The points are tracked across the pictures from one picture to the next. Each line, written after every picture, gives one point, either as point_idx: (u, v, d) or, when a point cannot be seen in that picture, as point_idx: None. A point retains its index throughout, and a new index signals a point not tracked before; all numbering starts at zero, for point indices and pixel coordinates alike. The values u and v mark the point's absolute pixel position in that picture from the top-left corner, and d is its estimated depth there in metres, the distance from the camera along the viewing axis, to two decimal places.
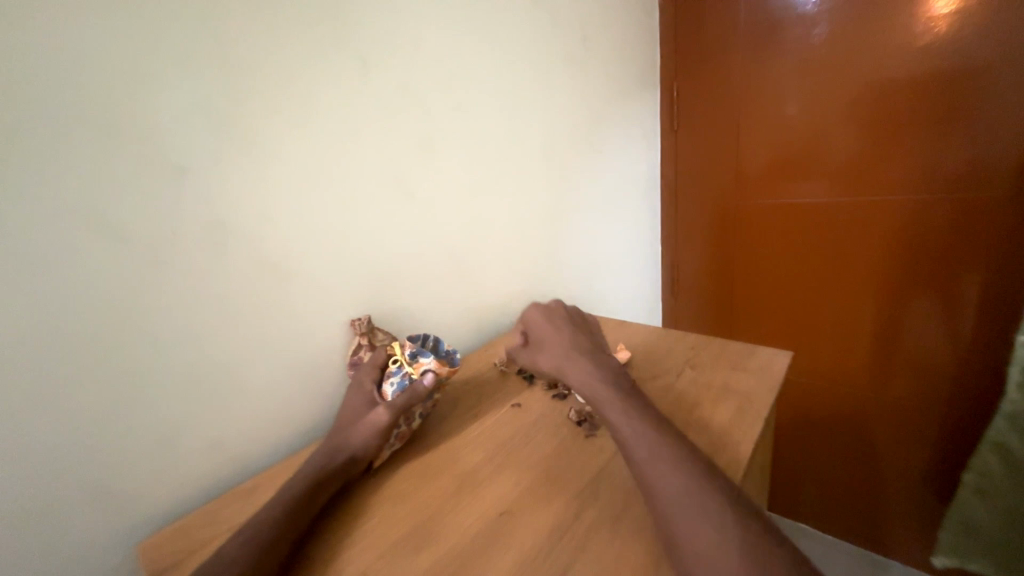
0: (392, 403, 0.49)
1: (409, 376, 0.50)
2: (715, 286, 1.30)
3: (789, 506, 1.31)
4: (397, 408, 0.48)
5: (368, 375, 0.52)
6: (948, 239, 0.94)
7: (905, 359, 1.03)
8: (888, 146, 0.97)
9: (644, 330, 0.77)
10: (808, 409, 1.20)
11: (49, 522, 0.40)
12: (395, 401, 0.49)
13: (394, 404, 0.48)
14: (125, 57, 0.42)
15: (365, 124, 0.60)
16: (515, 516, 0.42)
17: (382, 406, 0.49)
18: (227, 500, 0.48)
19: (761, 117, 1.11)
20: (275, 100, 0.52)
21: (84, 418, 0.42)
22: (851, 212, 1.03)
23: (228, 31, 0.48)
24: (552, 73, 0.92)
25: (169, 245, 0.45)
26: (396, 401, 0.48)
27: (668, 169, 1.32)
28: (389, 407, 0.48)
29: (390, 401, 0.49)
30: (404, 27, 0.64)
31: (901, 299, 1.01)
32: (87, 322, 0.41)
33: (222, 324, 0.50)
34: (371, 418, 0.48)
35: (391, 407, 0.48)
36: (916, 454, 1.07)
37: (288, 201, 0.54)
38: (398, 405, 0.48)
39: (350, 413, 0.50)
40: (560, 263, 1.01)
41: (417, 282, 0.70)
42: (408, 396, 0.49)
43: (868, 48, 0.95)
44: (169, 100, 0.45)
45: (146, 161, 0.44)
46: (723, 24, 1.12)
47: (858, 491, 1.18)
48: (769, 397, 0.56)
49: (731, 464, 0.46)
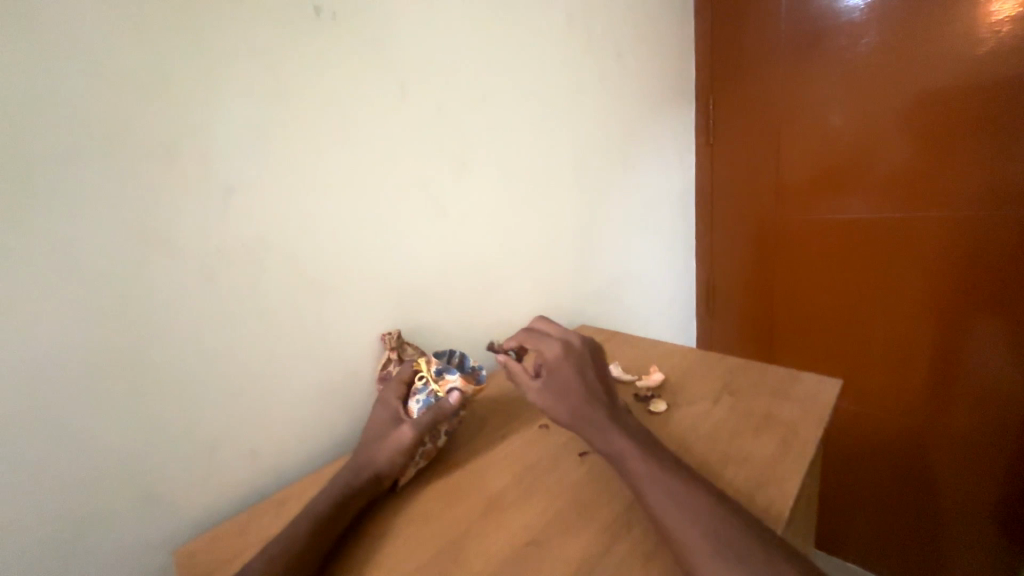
0: (416, 420, 0.49)
1: (435, 394, 0.50)
2: (752, 304, 1.25)
3: (837, 543, 1.22)
4: (423, 426, 0.48)
5: (394, 392, 0.53)
6: (1016, 258, 0.86)
7: (967, 388, 0.95)
8: (944, 159, 0.90)
9: (679, 352, 0.75)
10: (857, 438, 1.12)
11: (94, 523, 0.42)
12: (421, 418, 0.49)
13: (420, 422, 0.48)
14: (183, 84, 0.45)
15: (401, 142, 0.62)
16: (542, 546, 0.41)
17: (408, 423, 0.49)
18: (258, 511, 0.49)
19: (803, 130, 1.07)
20: (318, 122, 0.54)
21: (131, 425, 0.44)
22: (903, 228, 0.97)
23: (277, 58, 0.50)
24: (586, 89, 0.92)
25: (213, 261, 0.48)
26: (421, 419, 0.48)
27: (703, 183, 1.29)
28: (414, 424, 0.48)
29: (415, 418, 0.49)
30: (441, 49, 0.65)
31: (961, 321, 0.93)
32: (140, 332, 0.44)
33: (259, 338, 0.52)
34: (396, 436, 0.48)
35: (416, 424, 0.48)
36: (983, 494, 0.97)
37: (325, 217, 0.55)
38: (423, 423, 0.48)
39: (377, 428, 0.51)
40: (592, 279, 1.00)
41: (448, 298, 0.70)
42: (433, 413, 0.49)
43: (922, 56, 0.90)
44: (223, 124, 0.47)
45: (197, 181, 0.46)
46: (764, 35, 1.09)
47: (915, 531, 1.08)
48: (816, 429, 0.52)
49: (775, 502, 0.42)
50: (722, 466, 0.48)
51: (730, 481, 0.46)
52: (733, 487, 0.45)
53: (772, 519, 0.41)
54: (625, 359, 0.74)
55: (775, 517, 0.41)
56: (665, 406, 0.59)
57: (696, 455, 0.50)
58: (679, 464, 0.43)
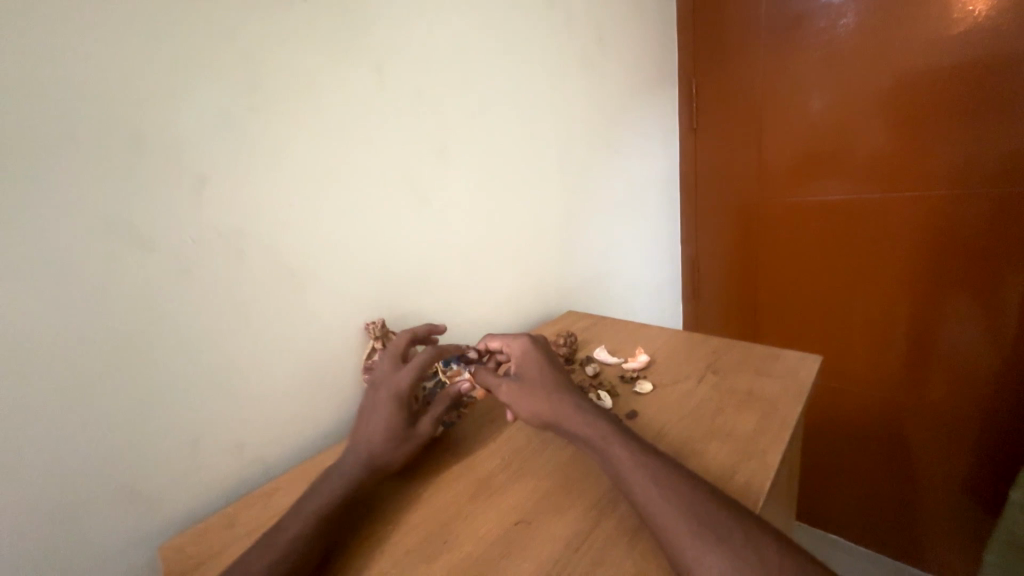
0: (433, 414, 0.51)
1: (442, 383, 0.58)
2: (737, 287, 1.27)
3: (819, 515, 1.26)
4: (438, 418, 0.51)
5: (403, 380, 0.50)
6: (989, 236, 0.89)
7: (942, 363, 0.98)
8: (920, 140, 0.92)
9: (663, 333, 0.76)
10: (837, 414, 1.15)
11: (75, 522, 0.41)
12: (436, 409, 0.51)
13: (436, 415, 0.51)
14: (149, 67, 0.42)
15: (380, 127, 0.61)
16: (531, 524, 0.42)
17: (426, 418, 0.50)
18: (245, 504, 0.48)
19: (785, 112, 1.08)
20: (293, 108, 0.52)
21: (108, 421, 0.43)
22: (882, 208, 0.99)
23: (247, 39, 0.48)
24: (567, 73, 0.91)
25: (189, 251, 0.46)
26: (438, 411, 0.51)
27: (687, 167, 1.29)
28: (432, 419, 0.50)
29: (432, 411, 0.51)
30: (418, 32, 0.64)
31: (935, 300, 0.96)
32: (115, 328, 0.42)
33: (238, 330, 0.51)
34: (416, 429, 0.49)
35: (434, 418, 0.51)
36: (957, 464, 1.01)
37: (303, 205, 0.54)
38: (439, 415, 0.51)
39: (392, 420, 0.48)
40: (577, 265, 1.00)
41: (432, 286, 0.70)
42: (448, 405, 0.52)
43: (899, 37, 0.91)
44: (192, 109, 0.45)
45: (166, 168, 0.44)
46: (748, 16, 1.08)
47: (893, 501, 1.12)
48: (797, 404, 0.53)
49: (757, 474, 0.44)
50: (706, 443, 0.49)
51: (714, 456, 0.47)
52: (717, 463, 0.46)
53: (754, 491, 0.42)
54: (611, 342, 0.75)
55: (756, 489, 0.42)
56: (650, 385, 0.61)
57: (680, 433, 0.51)
58: (662, 452, 0.43)
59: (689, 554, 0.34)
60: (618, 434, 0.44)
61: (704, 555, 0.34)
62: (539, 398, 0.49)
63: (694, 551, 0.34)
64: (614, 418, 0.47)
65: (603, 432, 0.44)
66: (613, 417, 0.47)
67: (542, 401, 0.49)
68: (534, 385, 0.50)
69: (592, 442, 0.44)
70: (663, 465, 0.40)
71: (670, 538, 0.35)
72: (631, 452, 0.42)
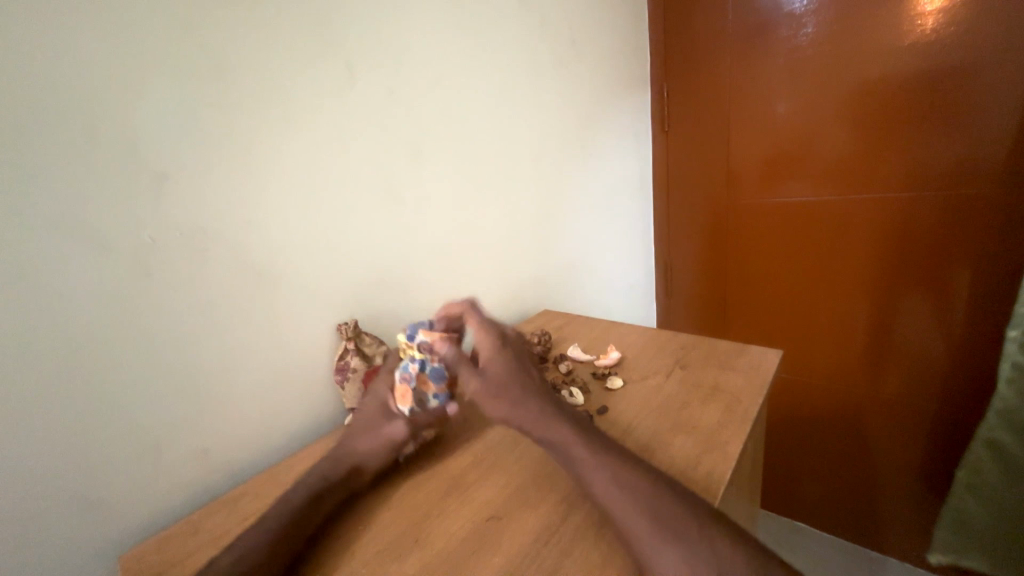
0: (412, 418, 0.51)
1: (416, 361, 0.51)
2: (707, 286, 1.30)
3: (785, 504, 1.31)
4: (416, 423, 0.51)
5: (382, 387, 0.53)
6: (937, 236, 0.94)
7: (898, 356, 1.03)
8: (876, 144, 0.97)
9: (634, 331, 0.78)
10: (801, 406, 1.20)
11: (23, 537, 0.39)
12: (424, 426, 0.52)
13: (414, 420, 0.50)
14: (104, 60, 0.41)
15: (351, 124, 0.60)
16: (503, 520, 0.42)
17: (401, 420, 0.50)
18: (209, 511, 0.47)
19: (751, 116, 1.12)
20: (260, 105, 0.52)
21: (63, 427, 0.41)
22: (842, 209, 1.04)
23: (212, 35, 0.47)
24: (541, 74, 0.92)
25: (149, 251, 0.45)
26: (416, 417, 0.51)
27: (660, 168, 1.33)
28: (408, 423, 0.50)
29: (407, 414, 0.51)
30: (390, 30, 0.64)
31: (893, 296, 1.01)
32: (67, 331, 0.40)
33: (204, 331, 0.49)
34: (390, 428, 0.50)
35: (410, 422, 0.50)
36: (911, 451, 1.07)
37: (270, 205, 0.53)
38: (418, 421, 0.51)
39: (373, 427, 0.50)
40: (552, 264, 1.01)
41: (405, 285, 0.70)
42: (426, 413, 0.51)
43: (857, 47, 0.95)
44: (152, 105, 0.44)
45: (124, 165, 0.43)
46: (716, 22, 1.12)
47: (853, 488, 1.18)
48: (758, 396, 0.56)
49: (719, 464, 0.45)
50: (673, 435, 0.51)
51: (679, 448, 0.48)
52: (682, 454, 0.47)
53: (717, 480, 0.43)
54: (584, 340, 0.76)
55: (719, 478, 0.44)
56: (621, 381, 0.62)
57: (649, 427, 0.52)
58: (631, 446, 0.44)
59: (654, 542, 0.36)
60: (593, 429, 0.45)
61: (666, 545, 0.35)
62: (510, 400, 0.46)
63: (656, 541, 0.35)
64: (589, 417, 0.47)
65: (566, 434, 0.44)
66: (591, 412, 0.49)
67: (509, 402, 0.46)
68: (507, 385, 0.47)
69: (555, 444, 0.44)
70: (632, 458, 0.42)
71: (635, 529, 0.37)
72: (604, 446, 0.43)
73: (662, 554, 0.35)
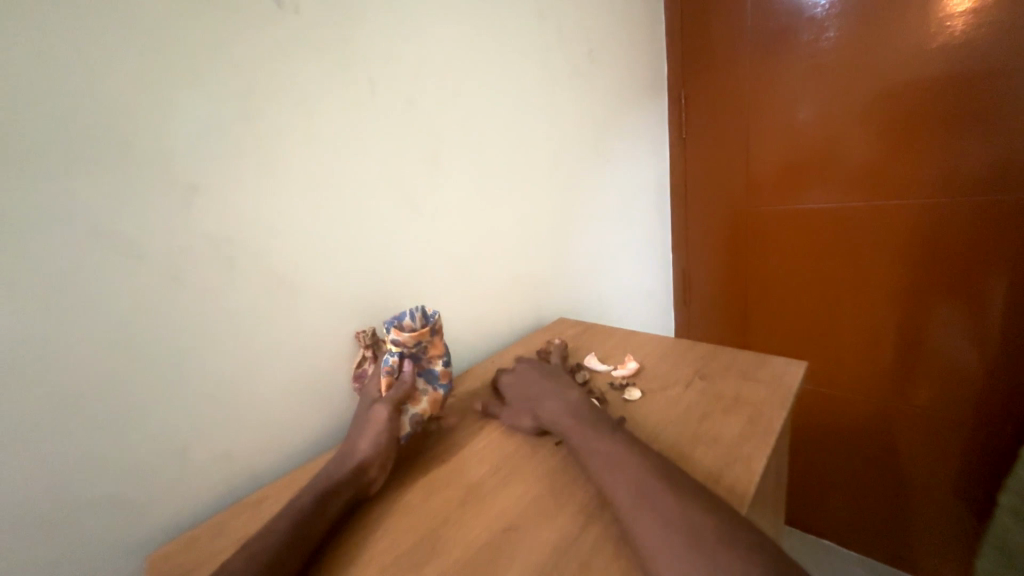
0: (388, 400, 0.54)
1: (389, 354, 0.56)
2: (727, 294, 1.28)
3: (812, 521, 1.27)
4: (391, 402, 0.53)
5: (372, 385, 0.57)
6: (969, 243, 0.91)
7: (930, 368, 0.99)
8: (902, 149, 0.95)
9: (652, 340, 0.77)
10: (826, 419, 1.16)
11: (56, 533, 0.41)
12: (409, 407, 0.55)
13: (388, 398, 0.53)
14: (141, 78, 0.43)
15: (372, 136, 0.62)
16: (518, 530, 0.42)
17: (381, 402, 0.53)
18: (231, 513, 0.48)
19: (771, 123, 1.10)
20: (285, 119, 0.53)
21: (94, 429, 0.42)
22: (866, 216, 1.01)
23: (242, 53, 0.50)
24: (558, 83, 0.93)
25: (178, 259, 0.46)
26: (388, 395, 0.54)
27: (677, 176, 1.32)
28: (386, 404, 0.53)
29: (384, 396, 0.54)
30: (410, 44, 0.65)
31: (921, 306, 0.98)
32: (101, 336, 0.42)
33: (228, 337, 0.51)
34: (373, 413, 0.53)
35: (386, 401, 0.53)
36: (945, 467, 1.02)
37: (293, 215, 0.55)
38: (390, 399, 0.53)
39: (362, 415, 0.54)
40: (569, 273, 1.01)
41: (423, 294, 0.71)
42: (396, 389, 0.55)
43: (881, 51, 0.93)
44: (185, 120, 0.46)
45: (157, 177, 0.45)
46: (734, 28, 1.11)
47: (883, 506, 1.13)
48: (782, 408, 0.54)
49: (741, 478, 0.44)
50: (692, 447, 0.50)
51: (698, 461, 0.47)
52: (702, 468, 0.46)
53: (738, 494, 0.42)
54: (602, 349, 0.76)
55: (741, 493, 0.43)
56: (639, 391, 0.61)
57: (668, 438, 0.51)
58: (649, 456, 0.44)
59: (672, 556, 0.35)
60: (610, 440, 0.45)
61: (687, 559, 0.34)
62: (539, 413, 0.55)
63: (676, 554, 0.35)
64: (610, 422, 0.50)
65: (591, 435, 0.48)
66: (607, 422, 0.50)
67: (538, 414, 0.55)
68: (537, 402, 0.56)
69: (576, 444, 0.48)
70: (649, 470, 0.42)
71: (653, 542, 0.36)
72: (621, 460, 0.43)
73: (680, 568, 0.34)
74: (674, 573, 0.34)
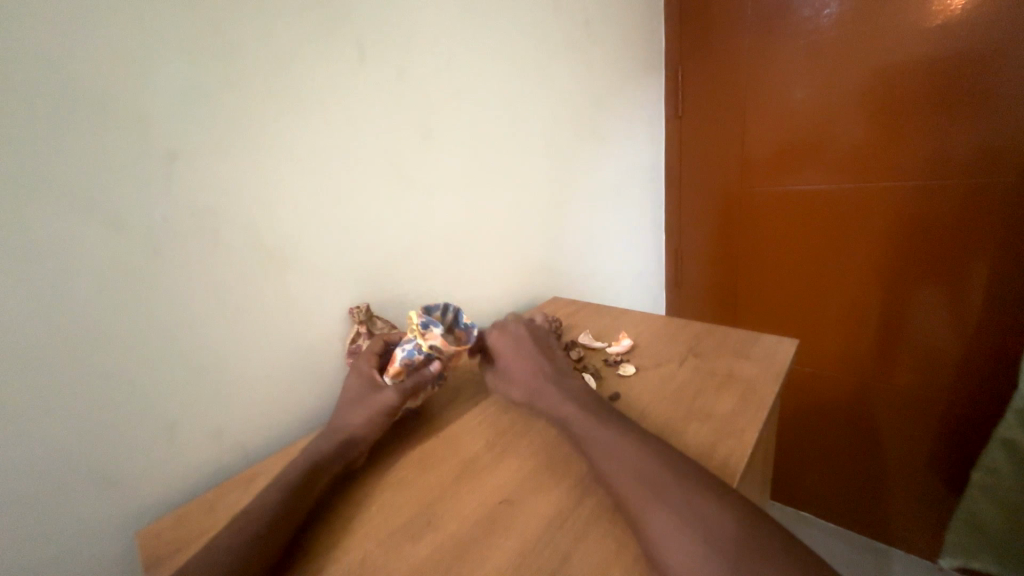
0: (401, 388, 0.50)
1: (420, 347, 0.51)
2: (718, 275, 1.29)
3: (792, 494, 1.31)
4: (406, 391, 0.50)
5: (366, 362, 0.53)
6: (957, 226, 0.92)
7: (911, 349, 1.02)
8: (898, 130, 0.94)
9: (646, 318, 0.77)
10: (810, 397, 1.19)
11: (41, 511, 0.40)
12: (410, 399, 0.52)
13: (403, 387, 0.50)
14: (112, 35, 0.40)
15: (361, 106, 0.59)
16: (515, 504, 0.42)
17: (392, 388, 0.50)
18: (224, 489, 0.48)
19: (768, 102, 1.09)
20: (271, 83, 0.51)
21: (79, 405, 0.41)
22: (857, 198, 1.02)
23: (221, 10, 0.46)
24: (554, 57, 0.90)
25: (161, 231, 0.44)
26: (405, 385, 0.50)
27: (672, 155, 1.30)
28: (400, 393, 0.49)
29: (398, 383, 0.50)
30: (401, 9, 0.62)
31: (907, 287, 0.99)
32: (79, 311, 0.40)
33: (215, 312, 0.49)
34: (380, 396, 0.49)
35: (400, 389, 0.50)
36: (921, 443, 1.06)
37: (282, 186, 0.53)
38: (407, 389, 0.50)
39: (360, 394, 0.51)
40: (563, 252, 1.01)
41: (417, 271, 0.70)
42: (416, 380, 0.51)
43: (883, 27, 0.91)
44: (162, 83, 0.43)
45: (134, 145, 0.42)
46: (733, 4, 1.09)
47: (860, 480, 1.17)
48: (773, 385, 0.55)
49: (733, 453, 0.45)
50: (686, 423, 0.50)
51: (692, 436, 0.48)
52: (696, 442, 0.47)
53: (731, 469, 0.43)
54: (596, 327, 0.76)
55: (734, 467, 0.43)
56: (633, 368, 0.62)
57: (663, 414, 0.52)
58: (643, 431, 0.44)
59: (665, 529, 0.35)
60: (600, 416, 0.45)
61: (681, 531, 0.35)
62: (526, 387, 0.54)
63: (670, 527, 0.35)
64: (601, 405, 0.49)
65: (585, 425, 0.46)
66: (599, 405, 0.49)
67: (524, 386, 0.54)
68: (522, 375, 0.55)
69: (574, 435, 0.46)
70: (642, 445, 0.42)
71: (647, 516, 0.36)
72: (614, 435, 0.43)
73: (672, 540, 0.34)
74: (667, 543, 0.34)
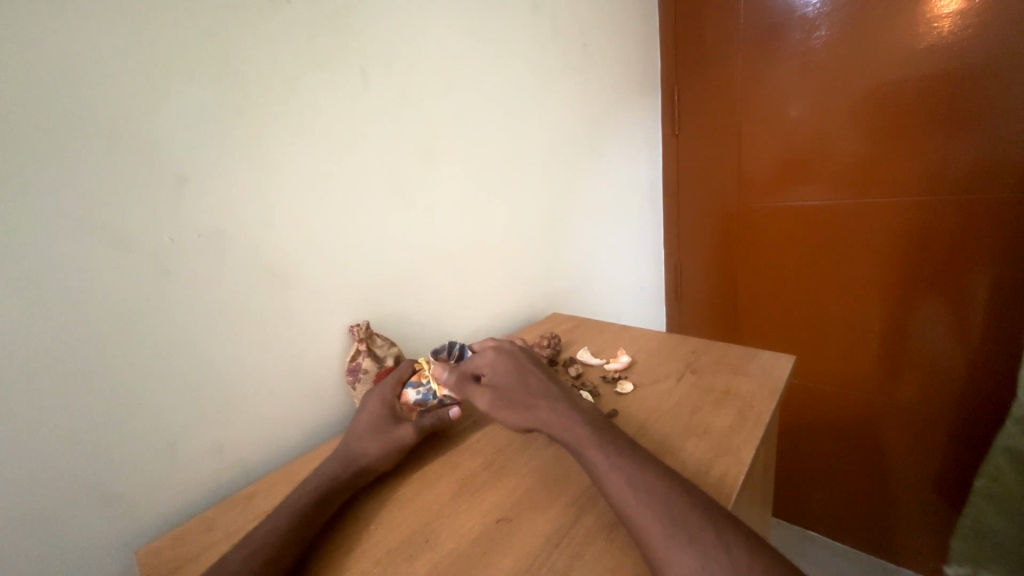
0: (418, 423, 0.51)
1: (433, 391, 0.55)
2: (718, 290, 1.29)
3: (797, 512, 1.29)
4: (424, 428, 0.51)
5: (389, 390, 0.54)
6: (956, 240, 0.92)
7: (914, 364, 1.01)
8: (892, 147, 0.96)
9: (644, 334, 0.78)
10: (813, 412, 1.19)
11: (43, 527, 0.40)
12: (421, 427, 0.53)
13: (421, 424, 0.51)
14: (127, 67, 0.42)
15: (365, 129, 0.61)
16: (512, 522, 0.42)
17: (411, 423, 0.51)
18: (223, 507, 0.48)
19: (764, 120, 1.11)
20: (278, 109, 0.53)
21: (85, 421, 0.42)
22: (855, 213, 1.03)
23: (231, 41, 0.49)
24: (553, 78, 0.93)
25: (168, 251, 0.46)
26: (423, 422, 0.51)
27: (670, 172, 1.33)
28: (416, 428, 0.51)
29: (417, 419, 0.51)
30: (404, 36, 0.65)
31: (909, 302, 0.99)
32: (86, 328, 0.42)
33: (219, 330, 0.50)
34: (399, 429, 0.50)
35: (417, 425, 0.51)
36: (927, 460, 1.04)
37: (286, 207, 0.54)
38: (425, 426, 0.51)
39: (378, 419, 0.51)
40: (562, 268, 1.02)
41: (417, 288, 0.71)
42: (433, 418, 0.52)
43: (872, 50, 0.94)
44: (174, 110, 0.45)
45: (145, 169, 0.44)
46: (725, 27, 1.12)
47: (866, 497, 1.16)
48: (770, 401, 0.55)
49: (730, 470, 0.45)
50: (683, 440, 0.50)
51: (689, 453, 0.48)
52: (693, 459, 0.47)
53: (728, 485, 0.43)
54: (594, 343, 0.76)
55: (730, 483, 0.43)
56: (631, 385, 0.62)
57: (660, 431, 0.52)
58: (640, 449, 0.44)
59: (664, 550, 0.35)
60: (598, 436, 0.45)
61: (679, 550, 0.35)
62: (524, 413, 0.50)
63: (669, 546, 0.35)
64: (597, 419, 0.49)
65: (581, 436, 0.46)
66: (596, 420, 0.48)
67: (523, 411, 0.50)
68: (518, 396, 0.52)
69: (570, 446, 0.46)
70: (641, 463, 0.42)
71: (646, 536, 0.36)
72: (613, 453, 0.43)
73: (672, 562, 0.34)
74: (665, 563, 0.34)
